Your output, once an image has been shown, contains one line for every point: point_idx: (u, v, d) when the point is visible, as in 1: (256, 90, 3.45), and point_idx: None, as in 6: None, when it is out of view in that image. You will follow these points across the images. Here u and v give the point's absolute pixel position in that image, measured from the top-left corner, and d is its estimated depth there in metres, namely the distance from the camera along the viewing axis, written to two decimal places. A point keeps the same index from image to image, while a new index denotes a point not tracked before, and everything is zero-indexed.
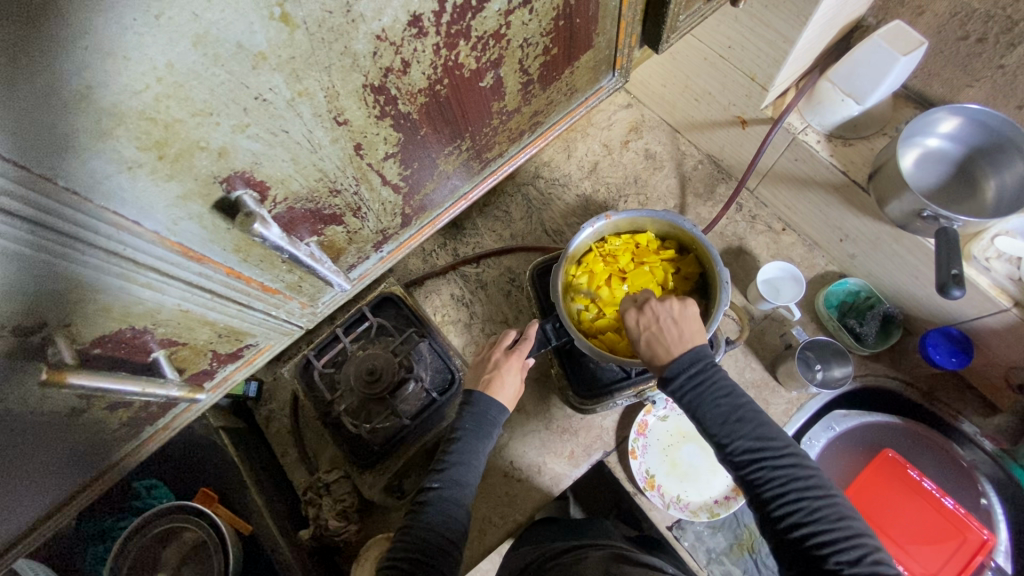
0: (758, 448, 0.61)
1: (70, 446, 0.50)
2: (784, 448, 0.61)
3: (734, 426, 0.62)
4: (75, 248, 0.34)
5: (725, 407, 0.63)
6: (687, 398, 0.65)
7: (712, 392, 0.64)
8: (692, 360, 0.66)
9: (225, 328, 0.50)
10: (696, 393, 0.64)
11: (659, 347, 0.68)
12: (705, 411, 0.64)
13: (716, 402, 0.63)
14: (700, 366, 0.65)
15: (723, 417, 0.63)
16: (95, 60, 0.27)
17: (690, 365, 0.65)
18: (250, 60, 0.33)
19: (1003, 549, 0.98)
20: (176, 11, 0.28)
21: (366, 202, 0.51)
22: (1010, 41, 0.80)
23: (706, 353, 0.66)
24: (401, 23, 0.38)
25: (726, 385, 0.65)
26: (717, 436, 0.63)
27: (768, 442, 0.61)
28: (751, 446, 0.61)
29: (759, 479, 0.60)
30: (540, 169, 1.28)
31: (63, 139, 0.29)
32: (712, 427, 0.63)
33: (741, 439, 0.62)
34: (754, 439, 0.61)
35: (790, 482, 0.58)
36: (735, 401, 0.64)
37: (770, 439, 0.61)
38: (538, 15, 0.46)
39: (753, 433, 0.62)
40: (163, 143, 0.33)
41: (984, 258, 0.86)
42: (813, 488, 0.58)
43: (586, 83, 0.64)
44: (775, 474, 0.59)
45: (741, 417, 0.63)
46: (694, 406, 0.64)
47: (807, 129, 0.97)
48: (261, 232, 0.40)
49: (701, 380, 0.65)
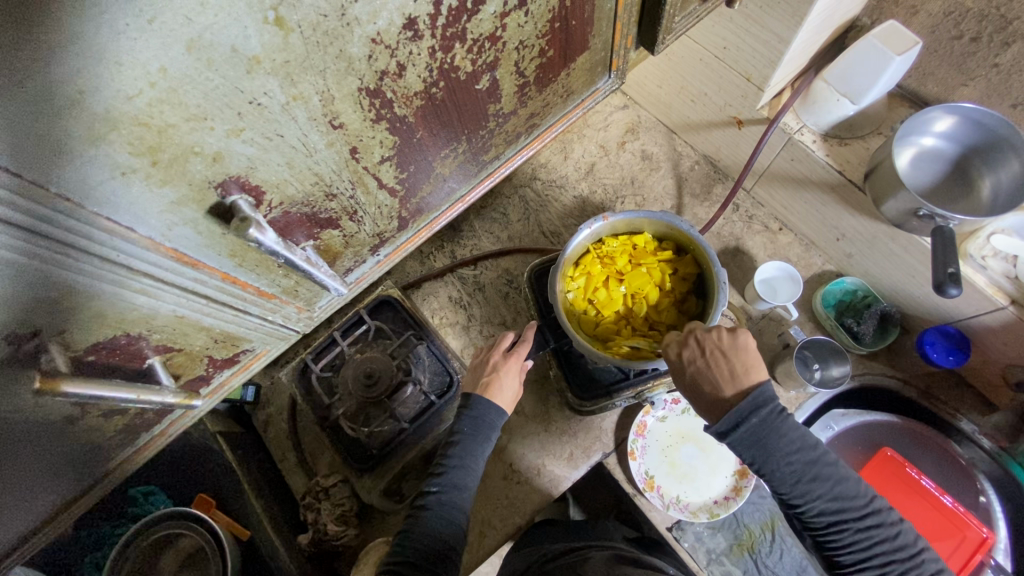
0: (836, 510, 0.60)
1: (65, 454, 0.50)
2: (862, 506, 0.60)
3: (810, 489, 0.60)
4: (69, 255, 0.34)
5: (798, 467, 0.60)
6: (753, 455, 0.62)
7: (784, 452, 0.60)
8: (757, 415, 0.61)
9: (221, 334, 0.50)
10: (765, 453, 0.61)
11: (706, 386, 0.66)
12: (778, 473, 0.61)
13: (789, 462, 0.60)
14: (764, 417, 0.61)
15: (795, 478, 0.60)
16: (88, 66, 0.27)
17: (754, 420, 0.61)
18: (244, 65, 0.32)
19: (1002, 546, 0.98)
20: (169, 15, 0.28)
21: (362, 205, 0.51)
22: (1003, 40, 0.80)
23: (768, 394, 0.62)
24: (397, 26, 0.37)
25: (796, 439, 0.61)
26: (790, 496, 0.61)
27: (845, 502, 0.59)
28: (827, 507, 0.60)
29: (838, 540, 0.60)
30: (536, 170, 1.28)
31: (56, 146, 0.29)
32: (785, 488, 0.61)
33: (816, 501, 0.60)
34: (830, 499, 0.60)
35: (871, 544, 0.58)
36: (809, 458, 0.60)
37: (847, 499, 0.60)
38: (534, 17, 0.46)
39: (829, 493, 0.60)
40: (157, 149, 0.32)
41: (980, 255, 0.87)
42: (894, 549, 0.58)
43: (583, 85, 0.64)
44: (856, 536, 0.59)
45: (815, 476, 0.60)
46: (764, 467, 0.61)
47: (803, 129, 0.98)
48: (256, 237, 0.39)
49: (771, 440, 0.61)
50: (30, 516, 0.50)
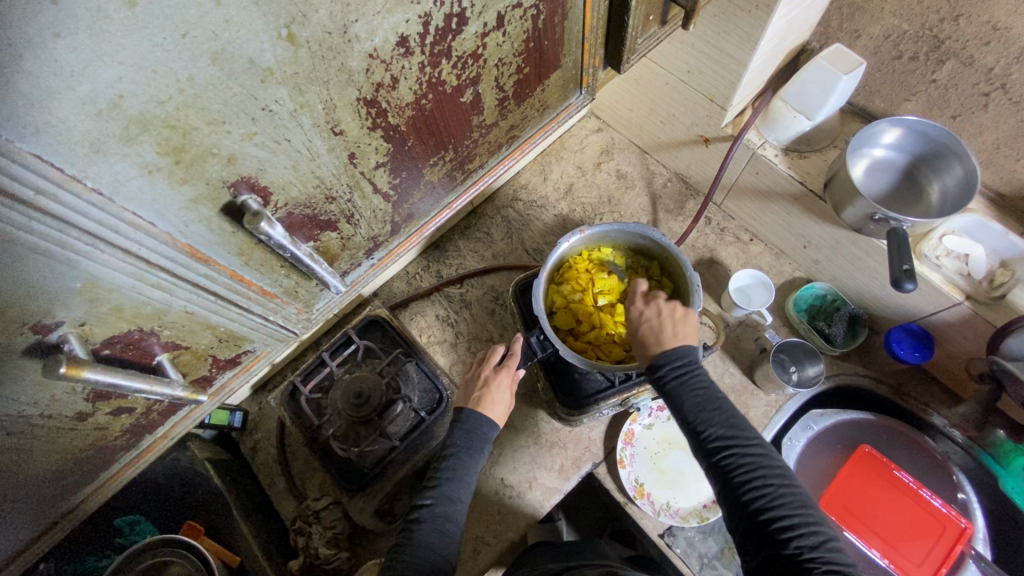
0: (730, 435, 0.63)
1: (72, 453, 0.52)
2: (755, 439, 0.63)
3: (710, 415, 0.64)
4: (97, 247, 0.37)
5: (703, 396, 0.65)
6: (669, 386, 0.67)
7: (692, 380, 0.66)
8: (680, 354, 0.68)
9: (226, 332, 0.53)
10: (676, 379, 0.67)
11: (653, 339, 0.71)
12: (684, 397, 0.66)
13: (695, 392, 0.66)
14: (686, 359, 0.68)
15: (700, 406, 0.65)
16: (129, 73, 0.31)
17: (677, 358, 0.68)
18: (259, 75, 0.37)
19: (981, 536, 1.01)
20: (198, 31, 0.32)
21: (359, 208, 0.55)
22: (938, 58, 0.88)
23: (692, 352, 0.68)
24: (391, 43, 0.42)
25: (705, 379, 0.67)
26: (692, 421, 0.65)
27: (739, 432, 0.63)
28: (724, 435, 0.63)
29: (729, 465, 0.61)
30: (518, 191, 1.34)
31: (96, 142, 0.32)
32: (689, 415, 0.65)
33: (715, 426, 0.64)
34: (726, 427, 0.63)
35: (758, 469, 0.60)
36: (713, 392, 0.66)
37: (741, 428, 0.63)
38: (511, 37, 0.52)
39: (727, 422, 0.64)
40: (180, 149, 0.36)
41: (934, 256, 0.93)
42: (780, 478, 0.60)
43: (557, 100, 0.70)
44: (745, 459, 0.61)
45: (718, 407, 0.65)
46: (674, 393, 0.66)
47: (764, 144, 1.05)
48: (266, 230, 0.44)
49: (684, 372, 0.67)
50: (31, 507, 0.53)
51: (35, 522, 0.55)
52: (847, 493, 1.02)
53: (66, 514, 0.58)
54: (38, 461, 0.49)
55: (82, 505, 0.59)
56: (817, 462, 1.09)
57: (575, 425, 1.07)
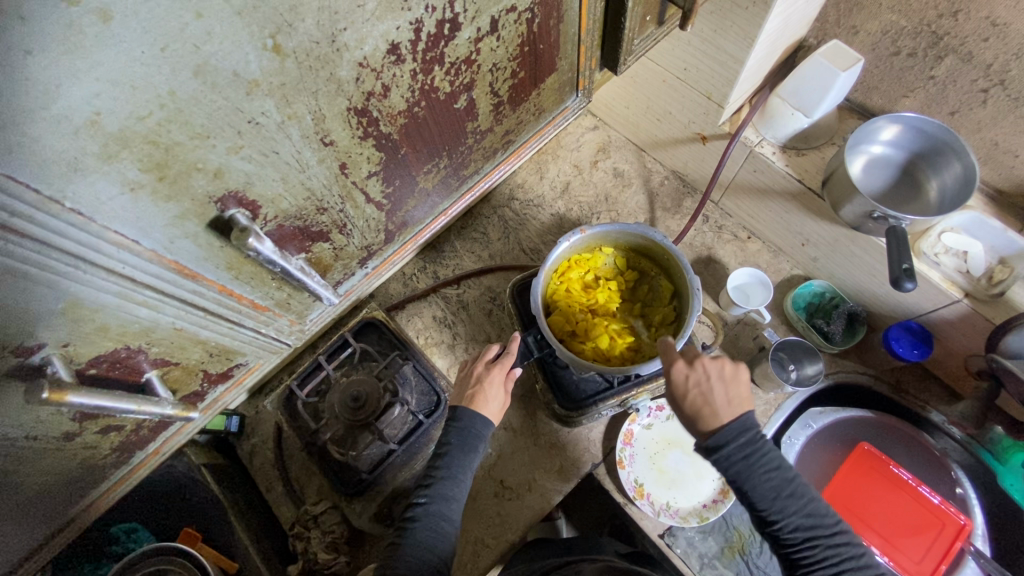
0: (811, 526, 0.63)
1: (60, 472, 0.50)
2: (834, 525, 0.64)
3: (785, 503, 0.63)
4: (79, 268, 0.36)
5: (776, 481, 0.64)
6: (736, 469, 0.64)
7: (766, 465, 0.64)
8: (743, 430, 0.64)
9: (217, 347, 0.52)
10: (746, 465, 0.63)
11: (705, 409, 0.66)
12: (758, 485, 0.63)
13: (769, 478, 0.63)
14: (749, 435, 0.64)
15: (773, 493, 0.63)
16: (106, 90, 0.30)
17: (740, 435, 0.64)
18: (245, 87, 0.36)
19: (980, 533, 1.00)
20: (179, 44, 0.31)
21: (351, 218, 0.54)
22: (937, 54, 0.87)
23: (754, 424, 0.65)
24: (381, 51, 0.41)
25: (775, 458, 0.65)
26: (768, 510, 0.63)
27: (817, 519, 0.63)
28: (801, 524, 0.63)
29: (811, 557, 0.62)
30: (514, 191, 1.33)
31: (73, 161, 0.31)
32: (765, 503, 0.63)
33: (793, 516, 0.63)
34: (804, 515, 0.63)
35: (840, 560, 0.61)
36: (785, 475, 0.64)
37: (819, 516, 0.64)
38: (505, 42, 0.51)
39: (804, 510, 0.63)
40: (163, 165, 0.35)
41: (932, 253, 0.92)
42: (860, 566, 0.62)
43: (553, 103, 0.69)
44: (828, 551, 0.62)
45: (791, 492, 0.64)
46: (744, 478, 0.64)
47: (762, 142, 1.04)
48: (255, 246, 0.42)
49: (752, 453, 0.64)
50: (23, 525, 0.52)
51: (30, 539, 0.54)
52: (846, 492, 1.02)
53: (59, 532, 0.57)
54: (27, 481, 0.48)
55: (76, 520, 0.58)
56: (816, 461, 1.09)
57: (574, 426, 1.05)
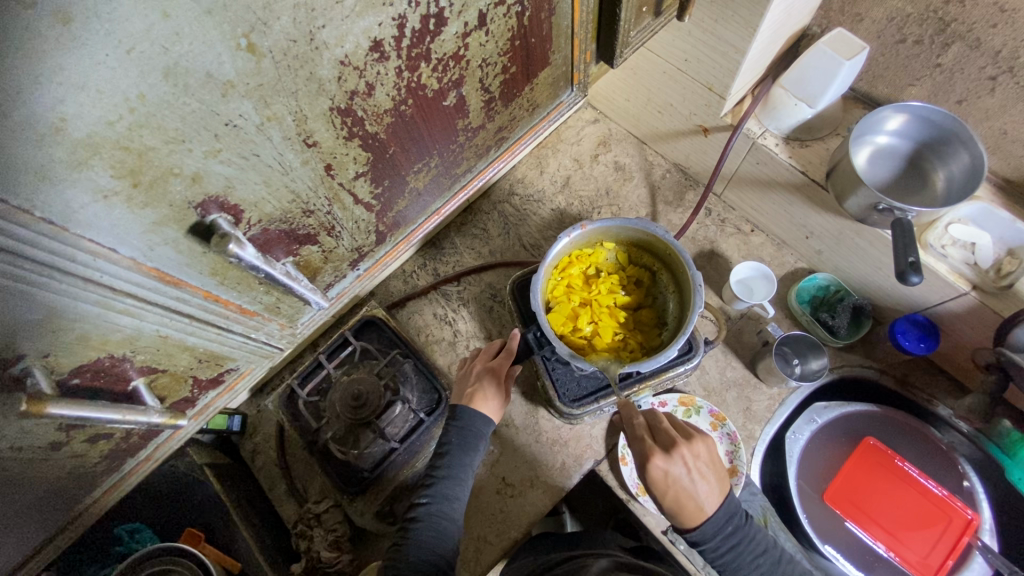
0: None
1: (48, 480, 0.50)
2: None
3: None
4: (53, 278, 0.35)
5: (763, 566, 0.67)
6: (727, 559, 0.66)
7: (754, 553, 0.66)
8: (731, 520, 0.65)
9: (205, 353, 0.51)
10: (737, 556, 0.66)
11: (688, 506, 0.64)
12: (747, 573, 0.66)
13: (756, 563, 0.67)
14: (736, 524, 0.65)
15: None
16: (69, 95, 0.29)
17: (728, 527, 0.65)
18: (219, 89, 0.34)
19: (987, 526, 0.97)
20: (146, 45, 0.30)
21: (339, 220, 0.53)
22: (944, 41, 0.84)
23: (736, 510, 0.66)
24: (363, 49, 0.40)
25: (758, 541, 0.67)
26: None
27: None
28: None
29: None
30: (514, 186, 1.31)
31: (41, 169, 0.30)
32: None
33: None
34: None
35: None
36: (769, 557, 0.68)
37: None
38: (494, 36, 0.49)
39: None
40: (137, 172, 0.34)
41: (940, 245, 0.90)
42: None
43: (547, 98, 0.67)
44: None
45: (778, 574, 0.68)
46: (734, 567, 0.66)
47: (765, 134, 1.02)
48: (236, 253, 0.41)
49: (741, 542, 0.66)
50: (14, 537, 0.51)
51: (24, 545, 0.53)
52: (852, 486, 1.02)
53: (47, 543, 0.56)
54: (16, 491, 0.47)
55: (74, 522, 0.58)
56: (819, 457, 1.07)
57: (575, 422, 1.04)
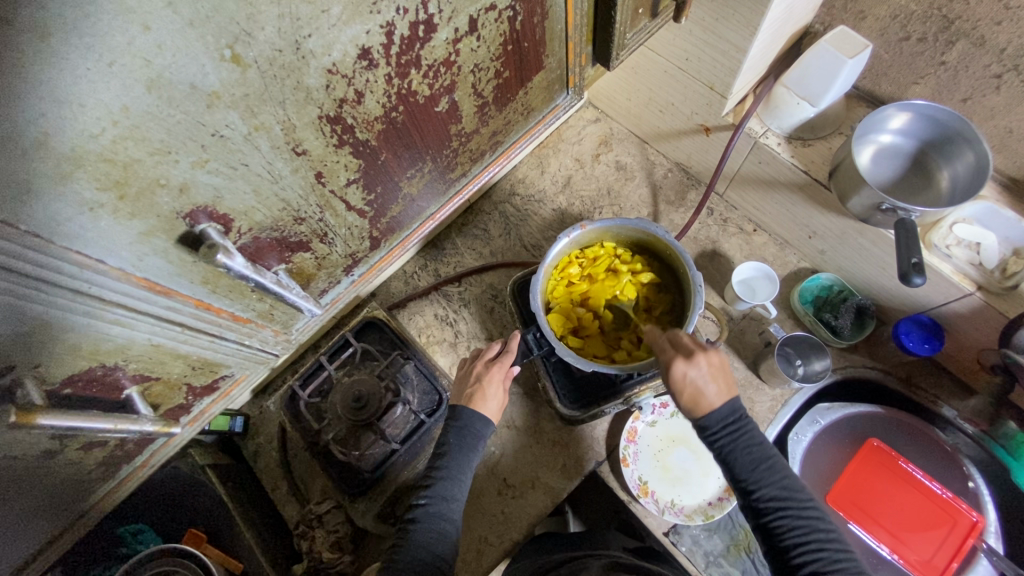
0: (785, 496, 0.61)
1: (44, 487, 0.50)
2: (808, 500, 0.61)
3: (764, 475, 0.61)
4: (42, 290, 0.35)
5: (756, 454, 0.62)
6: (719, 441, 0.63)
7: (746, 439, 0.62)
8: (732, 408, 0.63)
9: (199, 360, 0.51)
10: (728, 436, 0.62)
11: (700, 401, 0.62)
12: (737, 455, 0.62)
13: (749, 449, 0.62)
14: (736, 411, 0.63)
15: (752, 464, 0.62)
16: (51, 109, 0.28)
17: (727, 414, 0.62)
18: (204, 100, 0.34)
19: (993, 530, 0.96)
20: (128, 58, 0.29)
21: (332, 227, 0.53)
22: (948, 39, 0.83)
23: (741, 405, 0.63)
24: (351, 57, 0.39)
25: (758, 434, 0.63)
26: (745, 479, 0.62)
27: (793, 493, 0.61)
28: (777, 495, 0.61)
29: (783, 527, 0.59)
30: (515, 186, 1.30)
31: (26, 184, 0.30)
32: (742, 473, 0.62)
33: (768, 487, 0.61)
34: (781, 488, 0.61)
35: (812, 532, 0.59)
36: (765, 449, 0.62)
37: (794, 490, 0.61)
38: (486, 41, 0.49)
39: (781, 482, 0.61)
40: (123, 183, 0.34)
41: (944, 245, 0.89)
42: (832, 541, 0.58)
43: (542, 102, 0.67)
44: (800, 521, 0.59)
45: (770, 465, 0.62)
46: (725, 450, 0.62)
47: (767, 133, 1.01)
48: (223, 262, 0.41)
49: (733, 426, 0.62)
50: (13, 545, 0.50)
51: (21, 552, 0.53)
52: (856, 489, 1.00)
53: (42, 551, 0.56)
54: (11, 500, 0.47)
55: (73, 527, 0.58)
56: (821, 458, 1.06)
57: (580, 424, 1.03)
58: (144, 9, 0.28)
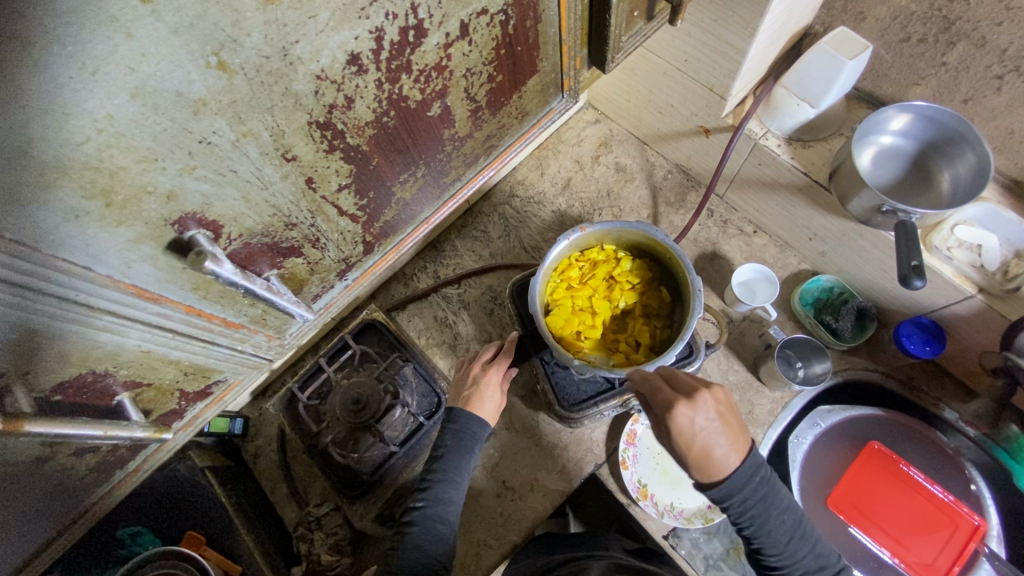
0: (816, 568, 0.64)
1: (36, 493, 0.50)
2: (832, 564, 0.66)
3: (796, 545, 0.63)
4: (29, 298, 0.35)
5: (788, 523, 0.63)
6: (756, 516, 0.61)
7: (780, 510, 0.62)
8: (758, 470, 0.60)
9: (190, 366, 0.51)
10: (767, 511, 0.61)
11: (713, 454, 0.57)
12: (776, 532, 0.62)
13: (782, 520, 0.62)
14: (764, 475, 0.60)
15: (786, 535, 0.63)
16: (33, 117, 0.28)
17: (756, 479, 0.60)
18: (190, 107, 0.34)
19: (995, 534, 0.96)
20: (112, 66, 0.29)
21: (324, 232, 0.52)
22: (948, 40, 0.82)
23: (758, 459, 0.60)
24: (340, 62, 0.39)
25: (786, 498, 0.63)
26: (780, 553, 0.63)
27: (821, 559, 0.65)
28: (807, 564, 0.64)
29: None
30: (514, 188, 1.30)
31: (10, 193, 0.30)
32: (777, 547, 0.63)
33: (801, 559, 0.64)
34: (811, 557, 0.64)
35: None
36: (796, 518, 0.64)
37: (823, 557, 0.65)
38: (478, 45, 0.49)
39: (811, 551, 0.64)
40: (109, 191, 0.34)
41: (945, 247, 0.88)
42: None
43: (537, 105, 0.66)
44: None
45: (801, 533, 0.64)
46: (761, 525, 0.61)
47: (767, 134, 1.00)
48: (212, 269, 0.41)
49: (770, 499, 0.61)
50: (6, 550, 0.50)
51: (13, 559, 0.53)
52: (856, 493, 1.00)
53: (35, 557, 0.55)
54: (3, 505, 0.46)
55: (66, 530, 0.57)
56: (825, 461, 1.04)
57: (577, 427, 1.03)
58: (126, 17, 0.28)
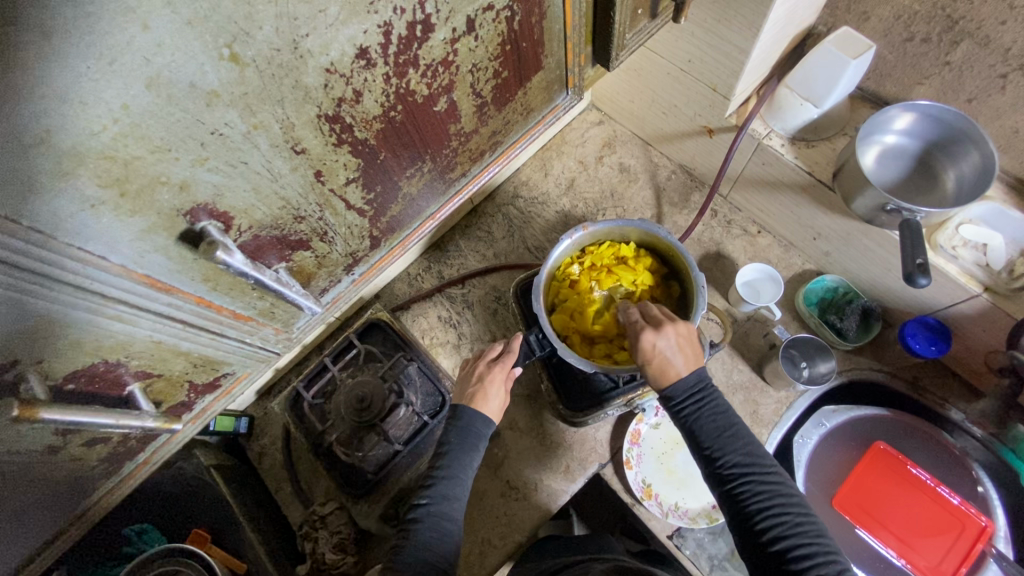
0: (748, 463, 0.61)
1: (47, 482, 0.50)
2: (771, 466, 0.61)
3: (727, 441, 0.62)
4: (46, 285, 0.35)
5: (720, 421, 0.63)
6: (686, 410, 0.64)
7: (711, 407, 0.64)
8: (697, 378, 0.65)
9: (200, 358, 0.52)
10: (695, 402, 0.64)
11: (668, 369, 0.66)
12: (702, 423, 0.63)
13: (713, 417, 0.63)
14: (702, 381, 0.66)
15: (717, 431, 0.63)
16: (52, 106, 0.29)
17: (693, 382, 0.65)
18: (203, 98, 0.35)
19: (1003, 535, 0.95)
20: (128, 57, 0.30)
21: (332, 227, 0.53)
22: (952, 38, 0.83)
23: (705, 374, 0.66)
24: (350, 56, 0.40)
25: (723, 404, 0.65)
26: (709, 445, 0.63)
27: (757, 460, 0.61)
28: (740, 461, 0.61)
29: (746, 492, 0.60)
30: (518, 189, 1.31)
31: (28, 181, 0.30)
32: (706, 440, 0.63)
33: (732, 453, 0.62)
34: (744, 454, 0.62)
35: (775, 496, 0.59)
36: (729, 418, 0.64)
37: (758, 457, 0.62)
38: (484, 41, 0.49)
39: (744, 449, 0.62)
40: (124, 181, 0.35)
41: (950, 246, 0.88)
42: (794, 505, 0.59)
43: (542, 102, 0.67)
44: (762, 487, 0.59)
45: (733, 432, 0.63)
46: (692, 419, 0.64)
47: (771, 134, 1.01)
48: (223, 259, 0.41)
49: (698, 393, 0.65)
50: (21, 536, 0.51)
51: (25, 547, 0.54)
52: (862, 493, 0.99)
53: (47, 545, 0.56)
54: (16, 493, 0.47)
55: (73, 524, 0.58)
56: (828, 461, 1.05)
57: (580, 426, 1.02)
58: (143, 8, 0.29)
